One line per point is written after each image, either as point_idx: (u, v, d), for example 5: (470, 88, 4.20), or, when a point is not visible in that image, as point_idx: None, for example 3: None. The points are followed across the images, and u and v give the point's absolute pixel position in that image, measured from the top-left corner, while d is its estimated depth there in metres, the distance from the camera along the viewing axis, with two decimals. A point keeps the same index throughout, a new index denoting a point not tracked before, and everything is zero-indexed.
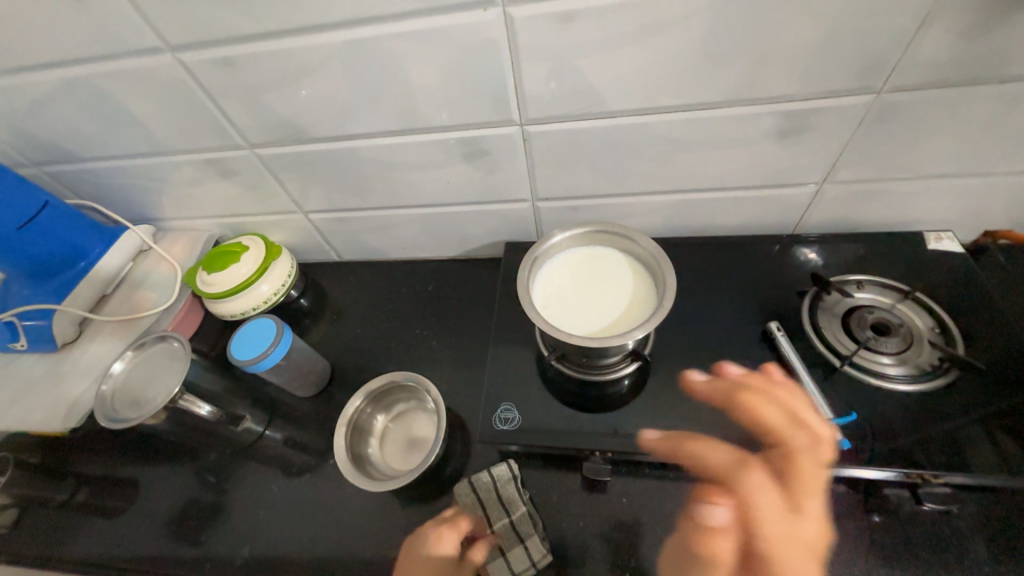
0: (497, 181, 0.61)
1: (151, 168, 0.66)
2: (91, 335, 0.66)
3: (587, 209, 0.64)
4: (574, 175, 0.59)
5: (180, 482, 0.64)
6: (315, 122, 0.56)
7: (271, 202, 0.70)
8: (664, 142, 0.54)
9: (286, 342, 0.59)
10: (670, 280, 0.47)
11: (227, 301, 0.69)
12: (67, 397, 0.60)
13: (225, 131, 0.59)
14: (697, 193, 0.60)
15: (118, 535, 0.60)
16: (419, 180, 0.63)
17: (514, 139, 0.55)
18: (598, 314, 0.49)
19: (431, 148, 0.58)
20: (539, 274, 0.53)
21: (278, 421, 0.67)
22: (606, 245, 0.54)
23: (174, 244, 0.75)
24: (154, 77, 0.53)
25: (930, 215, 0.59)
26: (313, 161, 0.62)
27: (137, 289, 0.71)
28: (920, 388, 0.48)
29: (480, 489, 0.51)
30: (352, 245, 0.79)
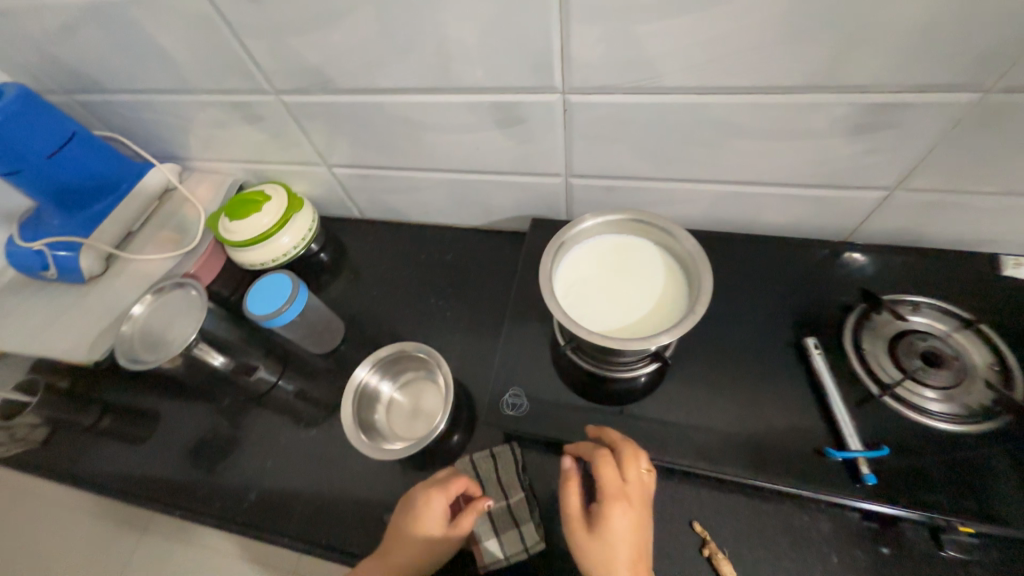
0: (530, 152, 0.57)
1: (177, 105, 0.64)
2: (117, 270, 0.67)
3: (623, 192, 0.60)
4: (614, 153, 0.54)
5: (197, 420, 0.66)
6: (343, 72, 0.52)
7: (295, 151, 0.68)
8: (720, 126, 0.48)
9: (301, 300, 0.59)
10: (705, 283, 0.43)
11: (247, 251, 0.69)
12: (93, 330, 0.62)
13: (249, 72, 0.56)
14: (747, 186, 0.55)
15: (139, 463, 0.64)
16: (447, 144, 0.59)
17: (553, 109, 0.51)
18: (622, 310, 0.46)
19: (463, 110, 0.53)
20: (563, 260, 0.49)
21: (291, 373, 0.68)
22: (639, 236, 0.50)
23: (199, 185, 0.74)
24: (178, 8, 0.49)
25: (1012, 236, 0.52)
26: (339, 113, 0.59)
27: (161, 229, 0.71)
28: (964, 428, 0.44)
29: (479, 467, 0.52)
30: (375, 204, 0.77)
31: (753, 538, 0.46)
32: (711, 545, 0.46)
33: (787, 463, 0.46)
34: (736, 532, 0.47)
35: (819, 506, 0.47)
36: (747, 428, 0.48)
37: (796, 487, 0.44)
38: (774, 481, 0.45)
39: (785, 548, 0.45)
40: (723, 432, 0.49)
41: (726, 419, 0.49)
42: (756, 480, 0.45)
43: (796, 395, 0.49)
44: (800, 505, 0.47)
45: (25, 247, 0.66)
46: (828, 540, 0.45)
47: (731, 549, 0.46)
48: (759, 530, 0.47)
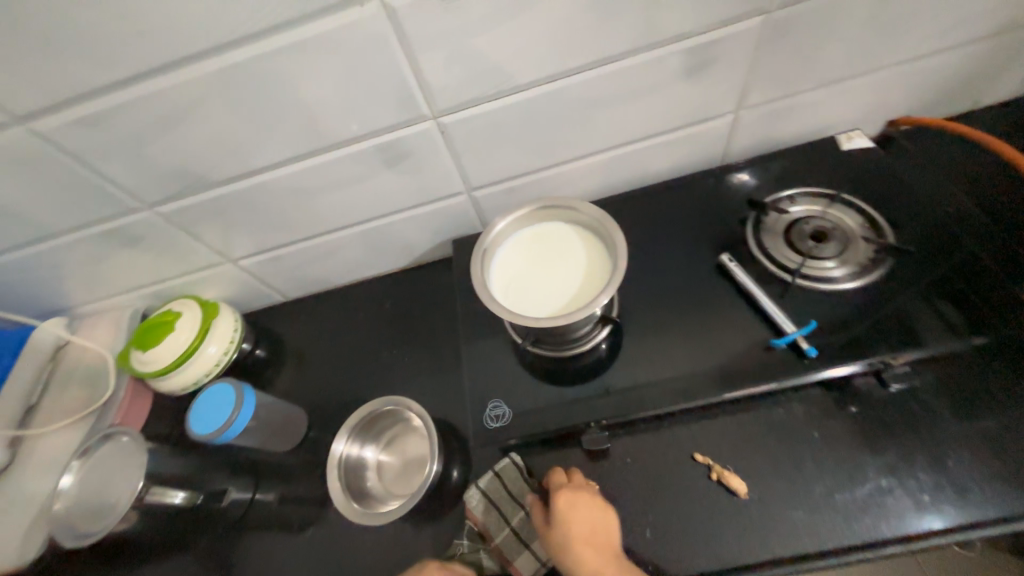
0: (426, 180, 0.59)
1: (42, 255, 0.59)
2: (29, 452, 0.59)
3: (524, 188, 0.63)
4: (502, 156, 0.58)
5: (178, 574, 0.59)
6: (214, 165, 0.51)
7: (192, 259, 0.65)
8: (581, 104, 0.53)
9: (249, 400, 0.56)
10: (619, 240, 0.47)
11: (175, 375, 0.64)
12: (19, 528, 0.54)
13: (114, 196, 0.53)
14: (626, 146, 0.60)
15: None
16: (345, 199, 0.59)
17: (431, 135, 0.53)
18: (559, 290, 0.49)
19: (348, 163, 0.54)
20: (491, 265, 0.51)
21: (266, 482, 0.63)
22: (550, 220, 0.53)
23: (95, 329, 0.68)
24: (10, 155, 0.46)
25: (839, 118, 0.62)
26: (225, 205, 0.57)
27: (67, 389, 0.64)
28: (865, 281, 0.51)
29: (488, 492, 0.51)
30: (296, 281, 0.74)
31: (746, 445, 0.50)
32: (715, 467, 0.49)
33: (746, 368, 0.50)
34: (731, 446, 0.50)
35: (787, 394, 0.51)
36: (704, 352, 0.53)
37: (761, 384, 0.49)
38: (740, 387, 0.50)
39: (774, 441, 0.50)
40: (685, 363, 0.53)
41: (684, 351, 0.53)
42: (727, 393, 0.50)
43: (732, 308, 0.55)
44: (771, 400, 0.52)
45: None
46: (804, 419, 0.50)
47: (732, 462, 0.50)
48: (748, 436, 0.50)
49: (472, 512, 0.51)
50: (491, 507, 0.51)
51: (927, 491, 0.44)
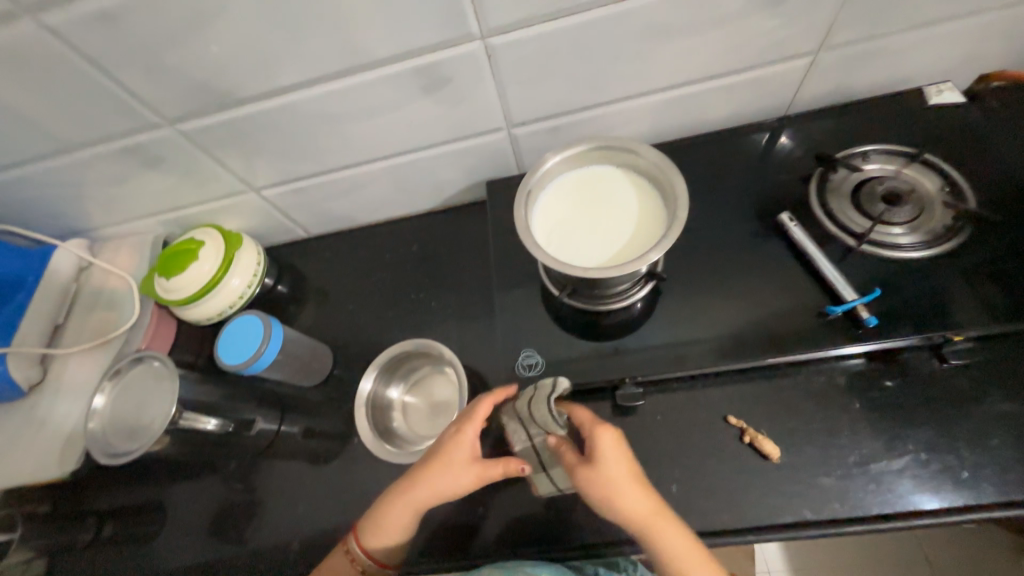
0: (466, 112, 0.54)
1: (61, 170, 0.56)
2: (59, 371, 0.59)
3: (569, 128, 0.58)
4: (551, 89, 0.52)
5: (208, 493, 0.62)
6: (240, 79, 0.47)
7: (214, 185, 0.61)
8: (646, 31, 0.47)
9: (277, 334, 0.55)
10: (679, 188, 0.43)
11: (199, 304, 0.63)
12: (53, 442, 0.55)
13: (132, 107, 0.49)
14: (687, 87, 0.54)
15: (161, 557, 0.59)
16: (377, 128, 0.55)
17: (477, 59, 0.48)
18: (608, 240, 0.45)
19: (384, 86, 0.50)
20: (535, 209, 0.48)
21: (291, 414, 0.64)
22: (600, 165, 0.49)
23: (117, 253, 0.66)
24: (19, 54, 0.42)
25: (927, 68, 0.56)
26: (250, 127, 0.53)
27: (92, 311, 0.63)
28: (936, 250, 0.48)
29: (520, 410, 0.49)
30: (319, 217, 0.71)
31: (783, 411, 0.49)
32: (750, 431, 0.48)
33: (795, 334, 0.48)
34: (767, 411, 0.49)
35: (831, 364, 0.50)
36: (750, 315, 0.50)
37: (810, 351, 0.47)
38: (787, 352, 0.47)
39: (813, 409, 0.48)
40: (729, 325, 0.50)
41: (729, 312, 0.51)
42: (772, 357, 0.48)
43: (784, 270, 0.51)
44: (815, 368, 0.50)
45: None
46: (847, 389, 0.48)
47: (767, 427, 0.49)
48: (786, 403, 0.49)
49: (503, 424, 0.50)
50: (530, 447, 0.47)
51: (970, 467, 0.43)
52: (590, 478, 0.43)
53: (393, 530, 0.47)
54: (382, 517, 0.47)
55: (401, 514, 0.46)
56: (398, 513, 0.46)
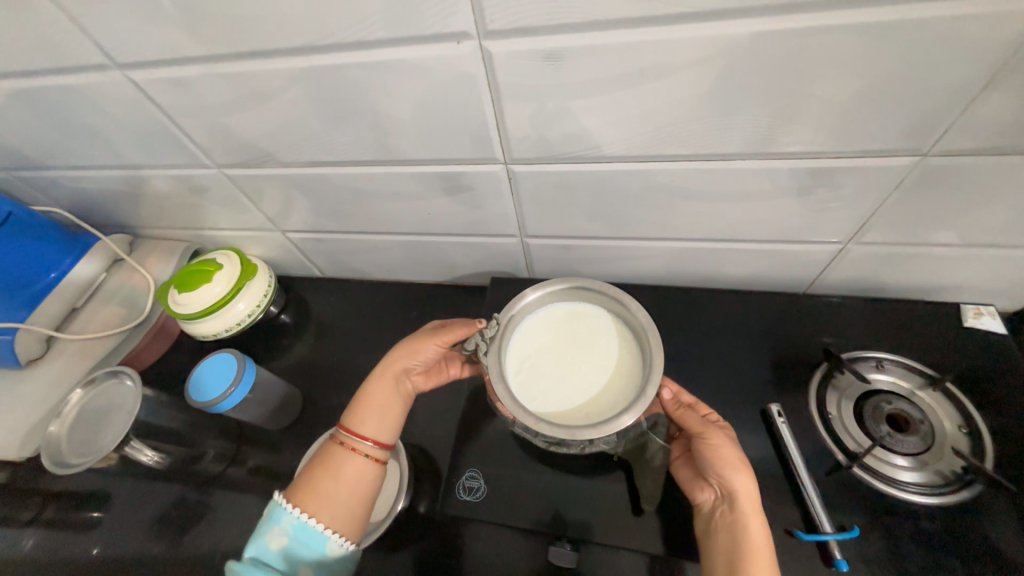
0: (482, 216, 0.55)
1: (121, 179, 0.62)
2: (59, 352, 0.63)
3: (580, 249, 0.59)
4: (567, 217, 0.53)
5: (145, 507, 0.62)
6: (283, 147, 0.51)
7: (247, 218, 0.66)
8: (667, 190, 0.47)
9: (248, 378, 0.56)
10: (657, 359, 0.42)
11: (199, 322, 0.66)
12: (23, 422, 0.58)
13: (190, 150, 0.54)
14: (705, 243, 0.54)
15: (80, 561, 0.59)
16: (398, 209, 0.58)
17: (499, 178, 0.49)
18: (575, 387, 0.44)
19: (408, 179, 0.52)
20: (513, 334, 0.47)
21: (247, 450, 0.65)
22: (590, 304, 0.49)
23: (148, 255, 0.71)
24: (104, 93, 0.48)
25: (970, 284, 0.52)
26: (285, 185, 0.57)
27: (109, 303, 0.68)
28: (936, 498, 0.43)
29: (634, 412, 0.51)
30: (335, 264, 0.75)
31: None
32: None
33: None
34: None
35: None
36: None
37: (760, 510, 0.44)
38: None
39: None
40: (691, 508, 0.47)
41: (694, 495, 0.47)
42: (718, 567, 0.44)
43: (764, 464, 0.48)
44: None
45: None
46: None
47: None
48: None
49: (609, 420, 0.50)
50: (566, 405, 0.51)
51: None
52: (728, 459, 0.44)
53: (384, 417, 0.53)
54: (370, 406, 0.53)
55: (385, 393, 0.53)
56: (379, 396, 0.53)
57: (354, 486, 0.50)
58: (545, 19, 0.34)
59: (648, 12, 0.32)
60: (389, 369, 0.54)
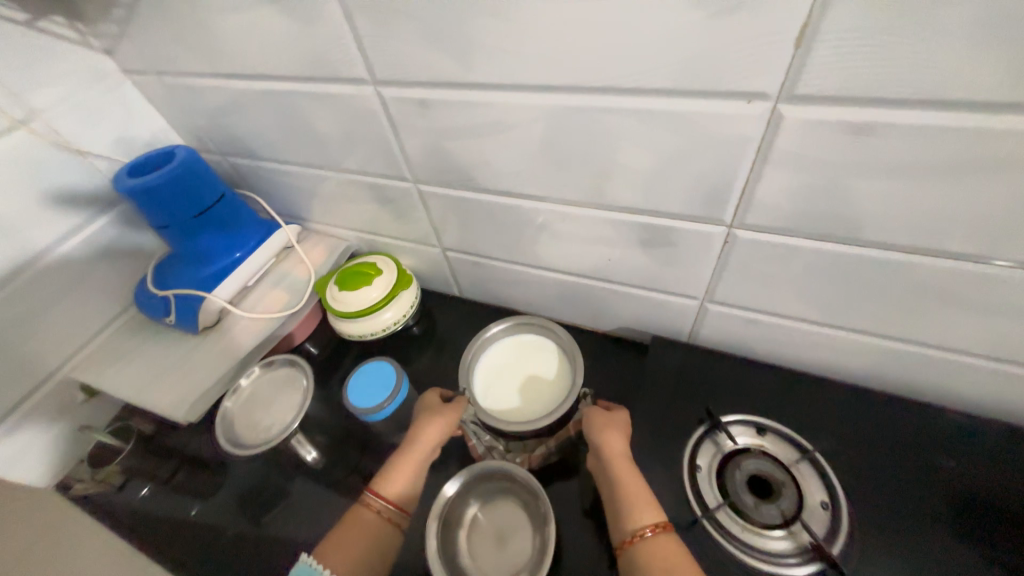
0: (670, 273, 0.52)
1: (317, 178, 0.66)
2: (227, 324, 0.68)
3: (767, 327, 0.53)
4: (773, 291, 0.48)
5: (262, 492, 0.63)
6: (491, 175, 0.51)
7: (413, 231, 0.68)
8: (919, 287, 0.41)
9: (402, 394, 0.55)
10: (577, 359, 0.59)
11: (350, 321, 0.68)
12: (194, 383, 0.62)
13: (396, 163, 0.56)
14: (938, 352, 0.46)
15: (200, 530, 0.61)
16: (576, 250, 0.56)
17: (713, 240, 0.46)
18: (531, 393, 0.60)
19: (607, 226, 0.50)
20: (477, 361, 0.63)
21: (368, 458, 0.64)
22: (527, 332, 0.65)
23: (314, 248, 0.76)
24: (349, 104, 0.51)
25: None
26: (471, 208, 0.58)
27: (274, 287, 0.72)
28: None
29: (786, 486, 0.45)
30: (478, 287, 0.74)
31: None
32: None
33: None
34: None
35: None
36: None
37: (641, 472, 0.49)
38: None
39: None
40: None
41: None
42: None
43: None
44: None
45: (152, 291, 0.68)
46: None
47: None
48: None
49: (736, 483, 0.46)
50: (733, 472, 0.47)
51: None
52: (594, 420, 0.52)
53: (408, 481, 0.54)
54: (400, 475, 0.54)
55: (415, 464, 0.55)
56: (410, 463, 0.55)
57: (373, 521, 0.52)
58: (869, 90, 0.31)
59: (1014, 99, 0.28)
60: (426, 442, 0.56)
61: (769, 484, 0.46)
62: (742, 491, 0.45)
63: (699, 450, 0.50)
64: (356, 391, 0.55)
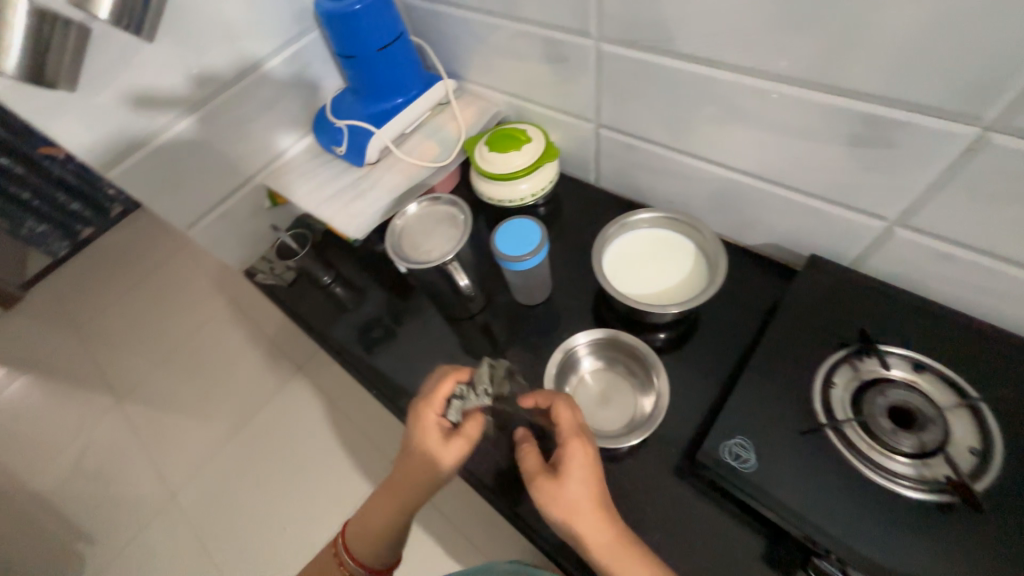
0: (868, 183, 0.46)
1: (490, 28, 0.65)
2: (386, 164, 0.74)
3: (964, 267, 0.47)
4: (1000, 222, 0.42)
5: (398, 315, 0.73)
6: (694, 35, 0.47)
7: (573, 101, 0.66)
8: None
9: (543, 253, 0.58)
10: (721, 264, 0.57)
11: (493, 182, 0.71)
12: (357, 209, 0.70)
13: (586, 14, 0.53)
14: None
15: (347, 331, 0.74)
16: (758, 141, 0.51)
17: (949, 143, 0.40)
18: (656, 283, 0.60)
19: (815, 113, 0.45)
20: (612, 241, 0.63)
21: (488, 309, 0.71)
22: (669, 229, 0.64)
23: (467, 108, 0.78)
24: None
25: None
26: (652, 78, 0.54)
27: (427, 138, 0.76)
28: None
29: (932, 422, 0.43)
30: (619, 177, 0.72)
31: None
32: None
33: None
34: None
35: None
36: None
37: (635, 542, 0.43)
38: None
39: None
40: None
41: None
42: None
43: None
44: None
45: (329, 121, 0.75)
46: None
47: None
48: None
49: (873, 408, 0.45)
50: (873, 398, 0.46)
51: None
52: (547, 495, 0.44)
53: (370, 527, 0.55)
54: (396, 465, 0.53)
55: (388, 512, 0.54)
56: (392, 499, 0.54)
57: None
58: None
59: None
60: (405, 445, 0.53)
61: (912, 417, 0.44)
62: (879, 415, 0.45)
63: (837, 371, 0.48)
64: (502, 238, 0.59)
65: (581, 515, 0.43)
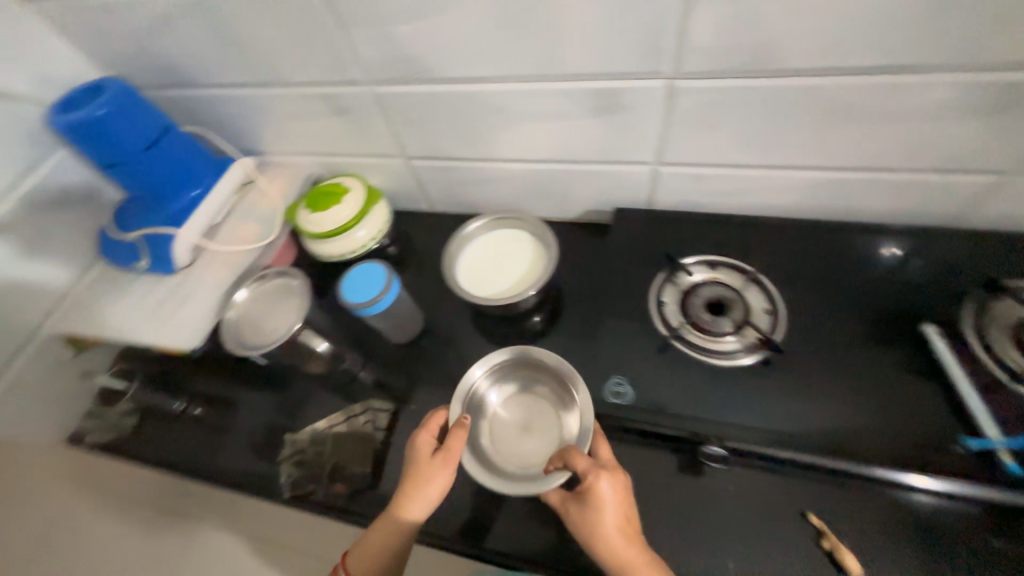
0: (624, 139, 0.56)
1: (263, 98, 0.65)
2: (204, 262, 0.68)
3: (714, 180, 0.59)
4: (715, 140, 0.54)
5: (277, 408, 0.67)
6: (443, 61, 0.53)
7: (374, 143, 0.68)
8: (832, 109, 0.48)
9: (393, 290, 0.59)
10: (552, 242, 0.64)
11: (327, 242, 0.70)
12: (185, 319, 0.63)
13: (346, 65, 0.56)
14: (852, 172, 0.54)
15: (224, 450, 0.65)
16: (536, 132, 0.59)
17: (656, 95, 0.50)
18: (507, 277, 0.65)
19: (561, 98, 0.53)
20: (458, 254, 0.67)
21: (370, 363, 0.68)
22: (503, 227, 0.69)
23: (276, 180, 0.75)
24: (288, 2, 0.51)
25: None
26: (429, 105, 0.59)
27: (244, 221, 0.72)
28: None
29: (735, 303, 0.55)
30: (448, 196, 0.76)
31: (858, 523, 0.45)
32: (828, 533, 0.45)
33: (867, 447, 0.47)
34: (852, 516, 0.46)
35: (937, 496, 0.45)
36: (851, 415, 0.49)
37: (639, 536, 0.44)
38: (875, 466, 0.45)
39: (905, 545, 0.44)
40: (832, 411, 0.49)
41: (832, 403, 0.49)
42: (869, 468, 0.45)
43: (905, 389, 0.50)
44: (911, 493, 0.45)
45: (117, 239, 0.67)
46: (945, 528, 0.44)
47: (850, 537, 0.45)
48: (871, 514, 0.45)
49: (695, 308, 0.56)
50: (693, 301, 0.56)
51: None
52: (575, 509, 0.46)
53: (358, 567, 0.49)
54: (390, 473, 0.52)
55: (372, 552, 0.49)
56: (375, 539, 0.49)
57: (360, 475, 0.59)
58: None
59: None
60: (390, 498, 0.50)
61: (722, 304, 0.56)
62: (701, 312, 0.55)
63: (664, 290, 0.58)
64: (348, 290, 0.59)
65: (606, 514, 0.44)
